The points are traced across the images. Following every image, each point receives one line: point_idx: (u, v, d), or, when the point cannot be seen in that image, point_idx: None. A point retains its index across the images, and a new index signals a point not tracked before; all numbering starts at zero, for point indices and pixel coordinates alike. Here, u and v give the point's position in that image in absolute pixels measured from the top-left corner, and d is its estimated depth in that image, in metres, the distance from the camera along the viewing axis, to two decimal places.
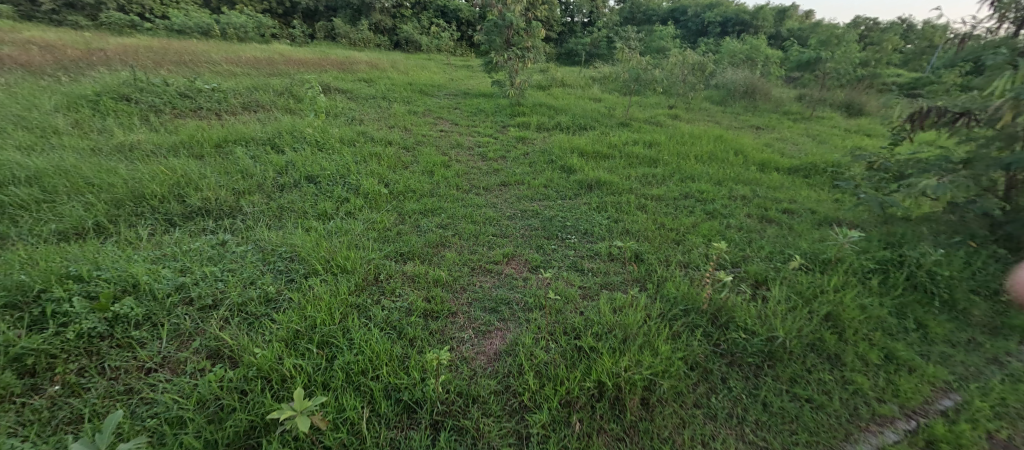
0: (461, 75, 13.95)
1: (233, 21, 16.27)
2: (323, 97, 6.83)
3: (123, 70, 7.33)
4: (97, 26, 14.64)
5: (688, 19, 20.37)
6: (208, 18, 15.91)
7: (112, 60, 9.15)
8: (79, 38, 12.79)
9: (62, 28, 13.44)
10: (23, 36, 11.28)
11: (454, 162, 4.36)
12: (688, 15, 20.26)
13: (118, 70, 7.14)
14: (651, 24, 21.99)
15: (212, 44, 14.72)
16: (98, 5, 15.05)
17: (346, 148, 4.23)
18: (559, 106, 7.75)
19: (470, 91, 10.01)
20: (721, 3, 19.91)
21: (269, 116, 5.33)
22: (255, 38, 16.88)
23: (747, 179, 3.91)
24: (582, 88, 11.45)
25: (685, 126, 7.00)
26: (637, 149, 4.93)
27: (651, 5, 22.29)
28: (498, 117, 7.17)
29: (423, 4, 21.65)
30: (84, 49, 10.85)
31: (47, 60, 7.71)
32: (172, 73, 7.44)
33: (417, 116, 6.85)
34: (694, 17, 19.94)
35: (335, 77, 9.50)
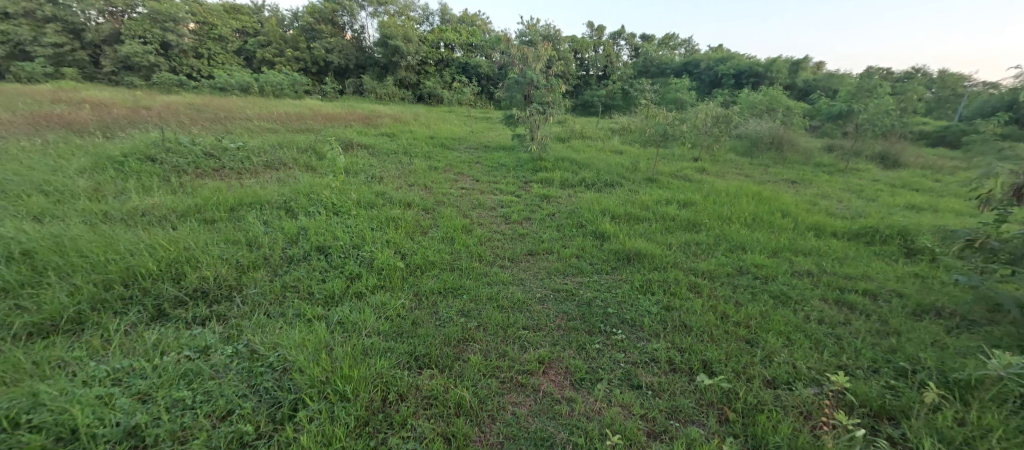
0: (481, 127, 14.20)
1: (270, 80, 17.28)
2: (344, 154, 6.79)
3: (158, 129, 7.52)
4: (152, 85, 15.75)
5: (702, 72, 20.67)
6: (249, 77, 16.96)
7: (150, 118, 9.49)
8: (127, 98, 13.57)
9: (128, 88, 14.73)
10: (78, 96, 12.11)
11: (475, 226, 4.07)
12: (702, 68, 20.65)
13: (152, 129, 7.30)
14: (665, 77, 22.41)
15: (249, 101, 15.55)
16: (152, 67, 16.10)
17: (362, 212, 3.98)
18: (582, 161, 7.56)
19: (490, 144, 10.01)
20: (734, 56, 20.26)
21: (289, 175, 5.18)
22: (289, 95, 17.84)
23: (806, 250, 3.46)
24: (602, 140, 11.39)
25: (715, 181, 6.66)
26: (672, 210, 4.56)
27: (664, 59, 22.82)
28: (519, 172, 6.97)
29: (446, 62, 22.69)
30: (132, 108, 11.50)
31: (90, 119, 7.90)
32: (203, 131, 7.61)
33: (436, 172, 6.72)
34: (707, 70, 20.30)
35: (359, 132, 9.64)
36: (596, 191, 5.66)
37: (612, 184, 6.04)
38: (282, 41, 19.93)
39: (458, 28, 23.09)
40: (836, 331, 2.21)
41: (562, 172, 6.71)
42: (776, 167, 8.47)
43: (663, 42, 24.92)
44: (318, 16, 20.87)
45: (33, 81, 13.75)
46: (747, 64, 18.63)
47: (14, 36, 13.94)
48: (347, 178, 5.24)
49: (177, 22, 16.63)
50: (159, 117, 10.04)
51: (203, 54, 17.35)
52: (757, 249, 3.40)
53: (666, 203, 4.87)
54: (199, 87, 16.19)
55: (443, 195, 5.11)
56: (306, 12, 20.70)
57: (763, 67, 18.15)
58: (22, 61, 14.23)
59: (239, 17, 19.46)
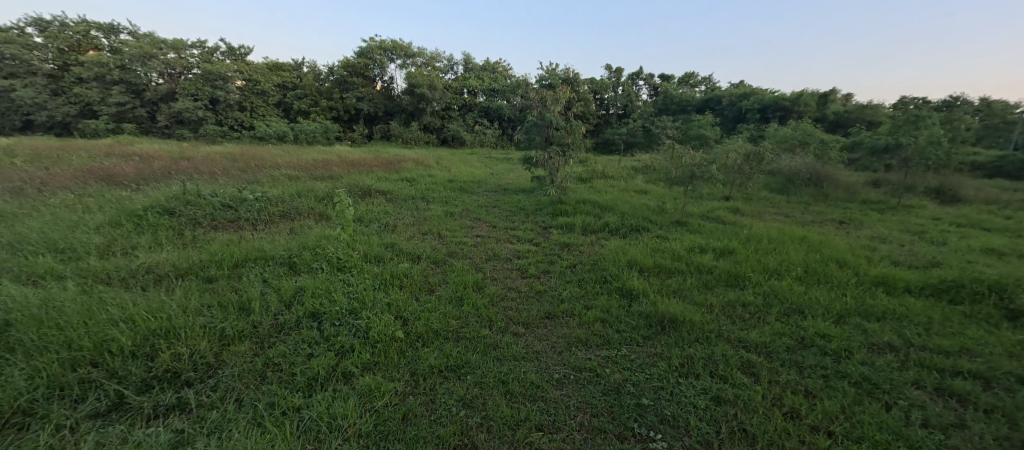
0: (502, 168, 14.19)
1: (305, 129, 18.14)
2: (361, 201, 6.70)
3: (189, 180, 7.70)
4: (199, 137, 16.79)
5: (725, 108, 20.41)
6: (285, 127, 17.85)
7: (184, 169, 9.83)
8: (172, 149, 14.37)
9: (179, 140, 15.78)
10: (130, 149, 12.91)
11: (488, 282, 3.72)
12: (724, 104, 20.40)
13: (182, 180, 7.46)
14: (687, 113, 22.27)
15: (283, 149, 16.25)
16: (199, 121, 17.18)
17: (365, 267, 3.69)
18: (605, 203, 7.21)
19: (510, 187, 9.86)
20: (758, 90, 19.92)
21: (303, 225, 5.01)
22: (321, 141, 18.60)
23: (878, 316, 2.94)
24: (626, 180, 11.07)
25: (751, 223, 6.14)
26: (709, 260, 4.08)
27: (685, 96, 22.72)
28: (539, 216, 6.68)
29: (469, 106, 23.38)
30: (175, 160, 12.12)
31: (129, 171, 8.18)
32: (231, 181, 7.73)
33: (453, 218, 6.50)
34: (729, 106, 20.02)
35: (380, 177, 9.66)
36: (622, 238, 5.26)
37: (639, 228, 5.63)
38: (318, 93, 21.08)
39: (481, 75, 23.92)
40: None
41: (584, 216, 6.36)
42: (817, 205, 7.86)
43: (683, 80, 24.94)
44: (350, 69, 22.03)
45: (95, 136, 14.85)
46: (772, 98, 18.20)
47: (83, 97, 15.20)
48: (359, 229, 5.05)
49: (225, 80, 17.81)
50: (198, 167, 10.50)
51: (246, 107, 18.46)
52: (819, 314, 2.89)
53: (701, 251, 4.39)
54: (241, 138, 17.21)
55: (456, 245, 4.83)
56: (339, 65, 21.90)
57: (789, 101, 17.68)
58: (85, 118, 15.43)
59: (280, 72, 20.83)
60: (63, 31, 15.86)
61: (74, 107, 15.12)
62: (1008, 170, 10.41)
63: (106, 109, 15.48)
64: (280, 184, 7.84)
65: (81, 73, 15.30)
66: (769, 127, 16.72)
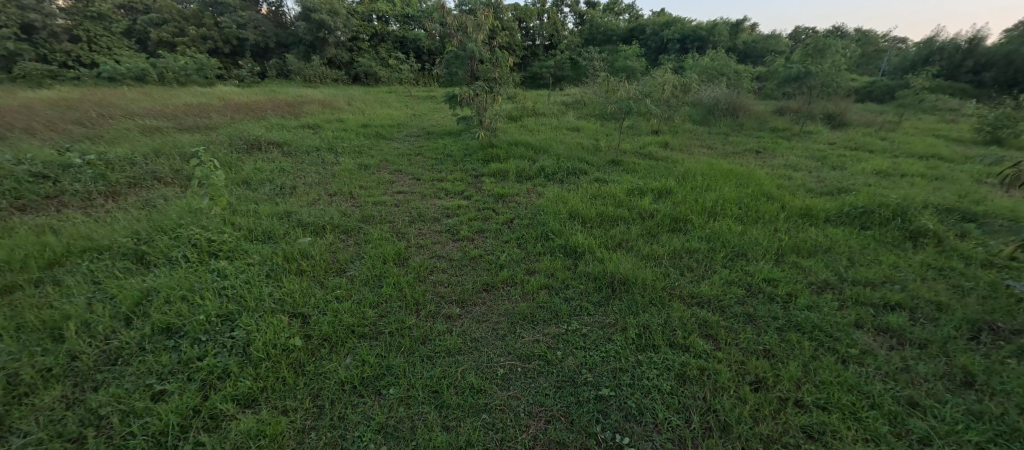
0: (424, 109, 12.92)
1: (172, 65, 14.70)
2: (248, 157, 5.52)
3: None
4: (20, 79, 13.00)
5: (648, 38, 20.33)
6: (143, 63, 14.30)
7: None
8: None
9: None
10: None
11: (412, 251, 3.16)
12: (647, 33, 20.30)
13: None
14: (612, 44, 21.89)
15: (144, 91, 13.14)
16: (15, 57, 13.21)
17: (253, 250, 2.94)
18: (537, 144, 6.75)
19: (434, 129, 8.94)
20: (678, 19, 19.97)
21: (159, 195, 3.98)
22: (198, 81, 15.34)
23: (815, 248, 2.91)
24: (556, 117, 10.66)
25: (682, 158, 6.10)
26: (650, 204, 3.88)
27: (610, 25, 22.12)
28: (467, 163, 6.05)
29: (381, 36, 20.68)
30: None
31: None
32: (62, 139, 5.97)
33: (367, 171, 5.63)
34: (652, 35, 19.96)
35: (275, 124, 8.17)
36: (558, 184, 4.89)
37: (574, 172, 5.28)
38: (185, 19, 17.16)
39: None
40: (904, 396, 1.66)
41: (515, 161, 5.86)
42: (734, 135, 8.14)
43: (608, 8, 24.14)
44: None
45: None
46: (691, 28, 18.35)
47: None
48: (246, 196, 4.09)
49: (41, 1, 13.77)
50: (20, 122, 8.12)
51: (82, 37, 14.47)
52: (762, 254, 2.79)
53: (640, 194, 4.18)
54: (82, 79, 13.64)
55: (372, 207, 4.10)
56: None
57: (707, 31, 17.95)
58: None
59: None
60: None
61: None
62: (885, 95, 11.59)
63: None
64: (137, 139, 6.23)
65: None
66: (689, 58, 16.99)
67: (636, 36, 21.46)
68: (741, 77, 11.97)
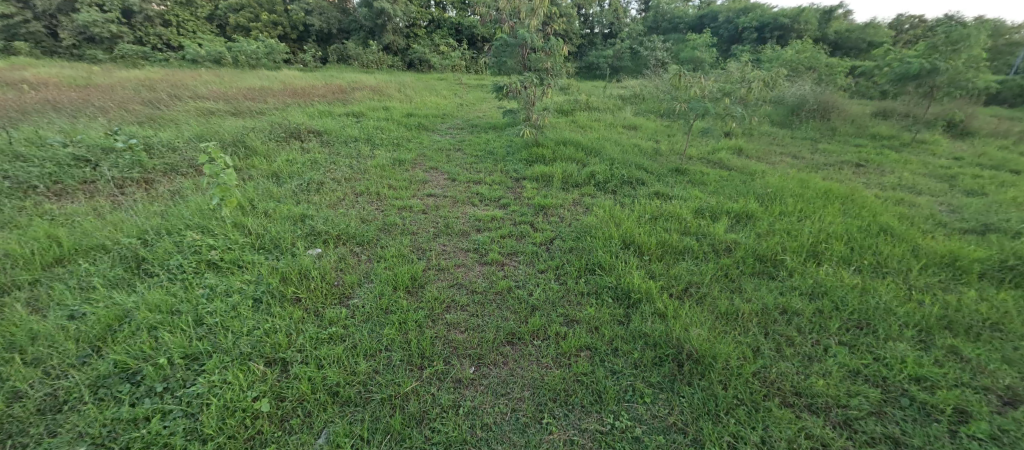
0: (473, 98, 12.52)
1: (244, 48, 15.43)
2: (284, 147, 5.34)
3: (71, 120, 6.10)
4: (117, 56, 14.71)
5: (721, 26, 18.60)
6: (220, 47, 15.13)
7: (83, 105, 8.08)
8: (78, 76, 12.13)
9: (88, 63, 13.40)
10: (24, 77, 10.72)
11: (430, 275, 2.68)
12: (719, 21, 18.60)
13: (55, 120, 5.85)
14: (679, 33, 20.31)
15: (215, 73, 13.83)
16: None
17: (253, 263, 2.60)
18: (588, 144, 6.06)
19: (479, 122, 8.49)
20: (757, 5, 18.06)
21: (185, 188, 3.81)
22: (267, 65, 15.98)
23: (976, 323, 2.07)
24: (612, 112, 9.85)
25: (762, 169, 5.15)
26: (726, 232, 3.12)
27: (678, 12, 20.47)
28: (510, 163, 5.52)
29: (437, 23, 20.55)
30: (79, 92, 10.13)
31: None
32: (124, 121, 6.18)
33: (401, 167, 5.25)
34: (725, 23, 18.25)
35: (321, 112, 8.09)
36: (610, 196, 4.20)
37: (630, 181, 4.55)
38: (258, 5, 17.96)
39: None
40: None
41: (561, 164, 5.23)
42: (824, 143, 6.94)
43: None
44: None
45: None
46: (771, 15, 16.44)
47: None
48: (268, 194, 3.82)
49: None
50: (102, 102, 8.69)
51: (171, 22, 15.67)
52: (897, 328, 2.01)
53: (712, 218, 3.41)
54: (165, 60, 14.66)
55: (396, 213, 3.66)
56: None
57: (789, 19, 16.01)
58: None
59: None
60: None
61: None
62: (1020, 98, 9.57)
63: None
64: (190, 122, 6.32)
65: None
66: (766, 50, 15.22)
67: (706, 24, 19.68)
68: (832, 72, 10.42)
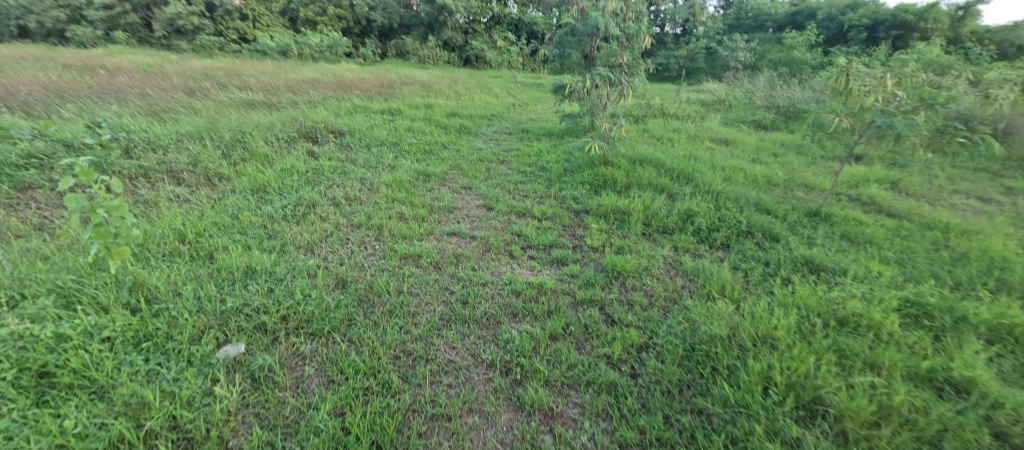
0: (528, 98, 11.32)
1: (310, 42, 15.33)
2: (291, 152, 4.36)
3: (93, 108, 5.64)
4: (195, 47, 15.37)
5: (819, 24, 15.91)
6: (289, 39, 15.18)
7: (130, 92, 7.82)
8: (152, 64, 12.48)
9: (165, 54, 13.89)
10: (108, 66, 11.37)
11: (411, 438, 1.39)
12: (818, 18, 15.90)
13: (75, 108, 5.41)
14: (765, 32, 17.82)
15: (275, 63, 13.70)
16: (196, 31, 15.73)
17: (107, 384, 1.45)
18: (672, 165, 4.57)
19: (532, 126, 7.24)
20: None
21: (136, 213, 2.87)
22: (329, 58, 15.71)
23: None
24: (693, 121, 8.21)
25: (952, 222, 3.41)
26: (1004, 387, 1.58)
27: (766, 8, 17.91)
28: (567, 185, 4.19)
29: (497, 19, 19.51)
30: (142, 78, 10.17)
31: (46, 99, 6.40)
32: (147, 112, 5.66)
33: (425, 183, 4.07)
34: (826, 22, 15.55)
35: (356, 108, 7.24)
36: (723, 260, 2.73)
37: (751, 231, 3.02)
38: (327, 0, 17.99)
39: None
40: None
41: (640, 195, 3.80)
42: (1013, 179, 4.92)
43: None
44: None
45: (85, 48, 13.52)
46: (889, 10, 13.64)
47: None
48: (232, 226, 2.77)
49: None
50: (153, 89, 8.46)
51: (249, 17, 16.60)
52: None
53: (944, 337, 1.85)
54: (235, 54, 14.98)
55: (395, 267, 2.43)
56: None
57: (913, 15, 13.20)
58: (76, 24, 15.30)
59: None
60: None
61: (65, 12, 15.00)
62: None
63: (95, 15, 15.04)
64: (210, 114, 5.66)
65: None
66: (882, 54, 12.61)
67: (802, 21, 16.95)
68: None
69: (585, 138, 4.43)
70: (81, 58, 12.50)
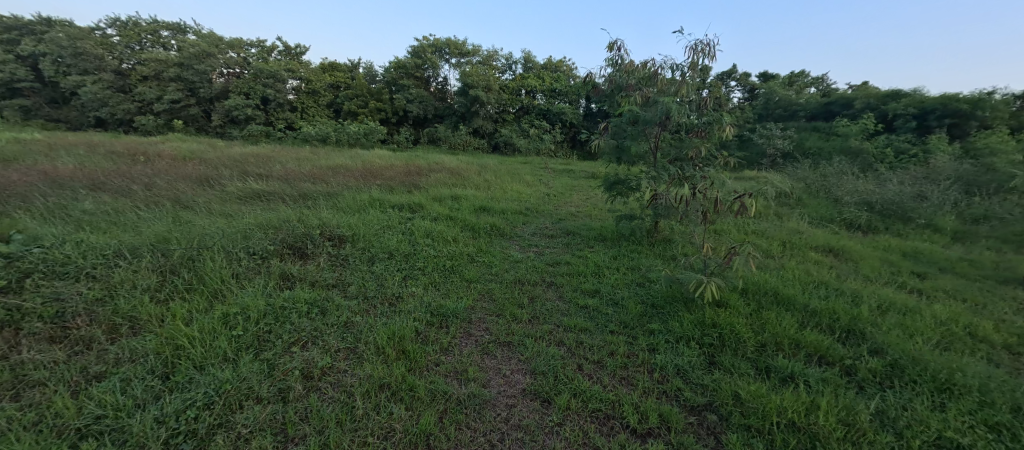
0: (562, 186, 10.29)
1: (348, 130, 15.47)
2: (253, 278, 3.07)
3: (72, 204, 4.76)
4: (244, 136, 15.89)
5: (855, 113, 14.87)
6: (330, 128, 15.43)
7: (144, 179, 7.15)
8: (196, 150, 12.56)
9: (213, 141, 14.20)
10: (153, 153, 11.43)
11: None
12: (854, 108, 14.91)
13: (48, 206, 4.54)
14: (796, 121, 16.89)
15: (312, 149, 13.65)
16: (249, 120, 16.42)
17: None
18: (818, 311, 3.04)
19: (578, 226, 5.97)
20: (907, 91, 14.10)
21: None
22: (365, 144, 15.71)
23: None
24: (768, 219, 6.80)
25: None
26: None
27: (795, 98, 17.14)
28: (663, 346, 2.68)
29: (526, 109, 19.53)
30: (174, 165, 9.87)
31: (44, 191, 5.70)
32: (128, 208, 4.72)
33: (440, 336, 2.65)
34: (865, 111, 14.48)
35: (372, 200, 6.21)
36: None
37: None
38: (369, 94, 18.67)
39: (543, 73, 19.90)
40: None
41: (802, 385, 2.26)
42: None
43: (790, 80, 19.22)
44: (402, 70, 19.03)
45: (142, 137, 14.06)
46: (936, 100, 12.32)
47: (145, 95, 15.98)
48: None
49: (278, 80, 16.83)
50: (173, 177, 7.87)
51: (298, 108, 17.37)
52: None
53: None
54: (277, 141, 15.22)
55: None
56: (392, 66, 19.20)
57: (967, 104, 11.91)
58: (142, 115, 16.26)
59: (334, 72, 18.95)
60: (142, 37, 17.32)
61: (135, 105, 16.09)
62: None
63: (161, 107, 15.99)
64: (197, 212, 4.66)
65: (146, 71, 16.02)
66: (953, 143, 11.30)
67: (834, 111, 15.94)
68: None
69: (689, 272, 2.90)
70: (132, 145, 12.73)
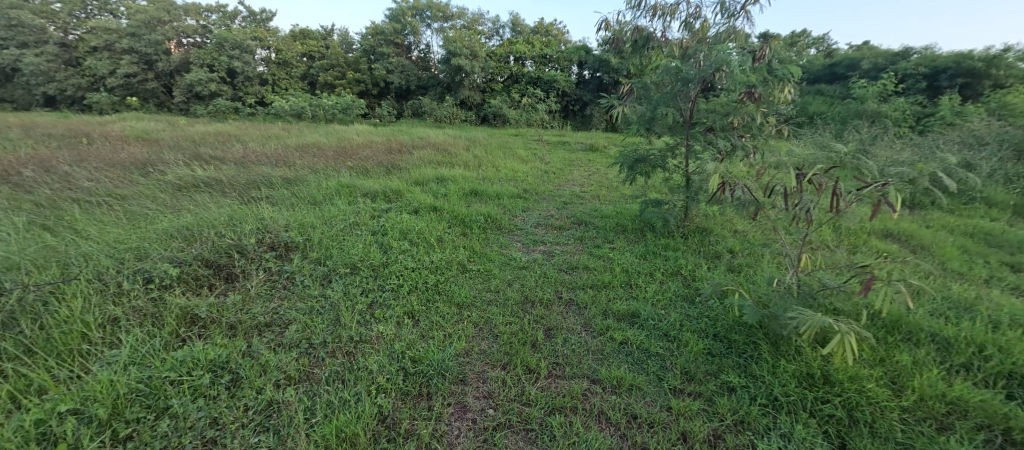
0: (559, 162, 9.16)
1: (323, 103, 14.01)
2: (133, 328, 2.04)
3: None
4: (209, 113, 14.29)
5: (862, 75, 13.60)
6: (304, 102, 13.94)
7: (68, 168, 5.89)
8: (151, 130, 11.10)
9: (172, 119, 12.69)
10: (101, 134, 10.02)
11: None
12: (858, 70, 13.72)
13: None
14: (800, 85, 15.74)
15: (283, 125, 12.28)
16: (213, 95, 14.80)
17: None
18: (956, 345, 2.17)
19: (590, 212, 4.97)
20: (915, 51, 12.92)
21: None
22: (344, 119, 14.25)
23: None
24: None
25: None
26: None
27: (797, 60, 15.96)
28: (761, 421, 1.77)
29: (516, 78, 17.98)
30: (120, 148, 8.54)
31: None
32: (19, 211, 3.59)
33: (417, 421, 1.72)
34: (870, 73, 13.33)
35: (341, 188, 5.09)
36: None
37: None
38: (345, 64, 17.00)
39: (533, 38, 18.30)
40: None
41: None
42: None
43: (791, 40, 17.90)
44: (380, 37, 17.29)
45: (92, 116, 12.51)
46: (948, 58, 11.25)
47: (94, 69, 14.20)
48: None
49: (245, 51, 15.11)
50: (111, 163, 6.61)
51: (268, 81, 15.74)
52: None
53: None
54: (247, 118, 13.74)
55: None
56: (368, 32, 17.42)
57: (982, 62, 10.90)
58: (93, 91, 14.50)
59: (306, 41, 17.16)
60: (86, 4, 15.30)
61: (85, 79, 14.35)
62: None
63: (114, 83, 14.28)
64: (109, 214, 3.55)
65: (93, 42, 14.18)
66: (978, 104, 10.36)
67: (839, 72, 14.77)
68: None
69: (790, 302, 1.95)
70: (79, 125, 11.23)
